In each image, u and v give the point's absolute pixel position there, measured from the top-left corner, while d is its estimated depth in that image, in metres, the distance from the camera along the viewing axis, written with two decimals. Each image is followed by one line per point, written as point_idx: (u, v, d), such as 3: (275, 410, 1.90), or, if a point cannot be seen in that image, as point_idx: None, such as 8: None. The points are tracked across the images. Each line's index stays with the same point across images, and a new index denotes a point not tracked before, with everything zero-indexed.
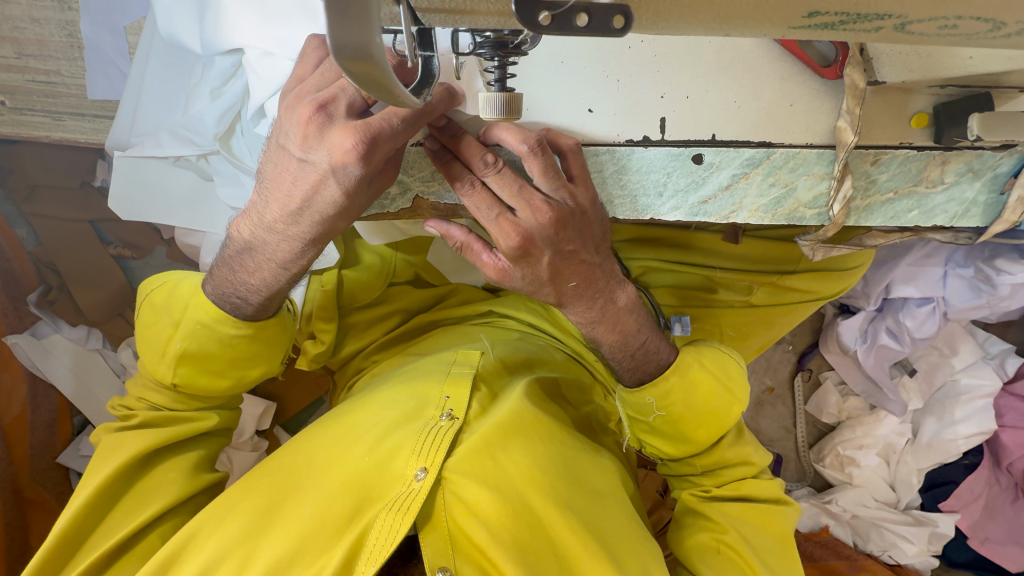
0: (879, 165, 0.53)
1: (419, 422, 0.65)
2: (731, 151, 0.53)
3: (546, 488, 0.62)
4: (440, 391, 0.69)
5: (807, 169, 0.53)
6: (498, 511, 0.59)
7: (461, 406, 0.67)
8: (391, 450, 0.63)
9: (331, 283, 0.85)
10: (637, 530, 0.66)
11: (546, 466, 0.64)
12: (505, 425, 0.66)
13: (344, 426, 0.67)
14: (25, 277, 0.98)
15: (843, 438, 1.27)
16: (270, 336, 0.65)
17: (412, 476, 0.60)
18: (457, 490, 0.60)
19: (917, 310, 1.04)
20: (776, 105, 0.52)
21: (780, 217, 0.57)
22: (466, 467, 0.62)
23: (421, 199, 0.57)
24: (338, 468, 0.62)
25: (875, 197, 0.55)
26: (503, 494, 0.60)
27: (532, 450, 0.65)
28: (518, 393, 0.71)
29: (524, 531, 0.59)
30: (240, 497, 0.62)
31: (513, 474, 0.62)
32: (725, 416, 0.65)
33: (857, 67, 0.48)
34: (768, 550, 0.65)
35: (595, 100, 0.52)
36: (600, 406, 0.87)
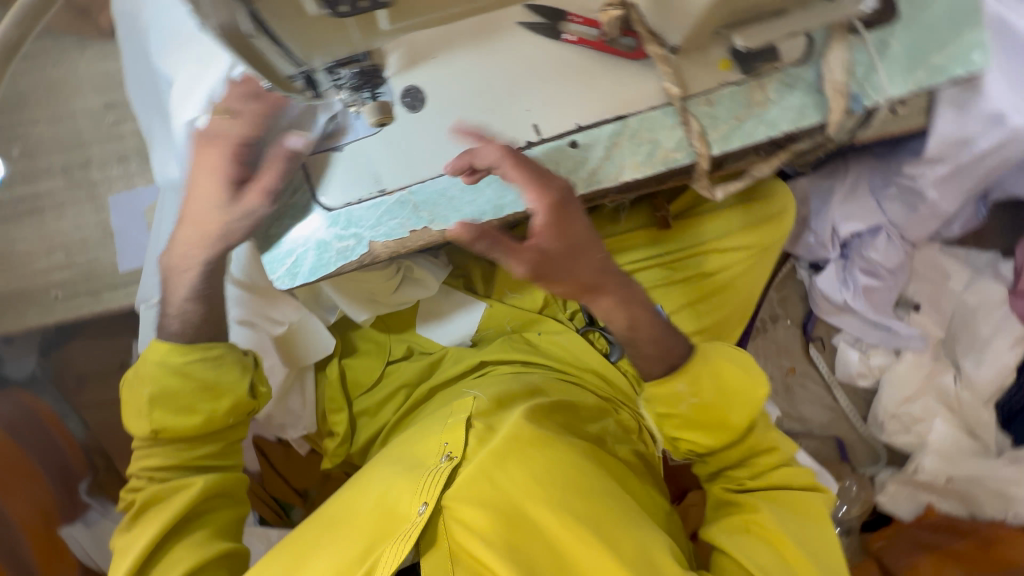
0: (714, 104, 0.68)
1: (425, 467, 0.74)
2: (595, 131, 0.68)
3: (537, 497, 0.71)
4: (441, 439, 0.77)
5: (660, 125, 0.68)
6: (493, 524, 0.68)
7: (458, 447, 0.75)
8: (398, 494, 0.71)
9: (335, 372, 0.98)
10: (628, 517, 0.72)
11: (542, 479, 0.72)
12: (502, 448, 0.74)
13: (358, 487, 0.76)
14: (77, 465, 1.09)
15: (887, 396, 1.21)
16: (229, 364, 0.72)
17: (415, 511, 0.68)
18: (456, 514, 0.69)
19: (874, 241, 1.09)
20: (612, 88, 0.68)
21: (659, 165, 0.68)
22: (464, 493, 0.70)
23: (374, 243, 0.68)
24: (352, 519, 0.71)
25: (724, 126, 0.68)
26: (494, 509, 0.69)
27: (528, 466, 0.73)
28: (519, 414, 0.79)
29: (512, 535, 0.68)
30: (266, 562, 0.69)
31: (510, 491, 0.71)
32: (754, 400, 0.74)
33: (653, 42, 0.65)
34: (797, 520, 0.73)
35: (481, 128, 0.68)
36: (614, 420, 0.93)
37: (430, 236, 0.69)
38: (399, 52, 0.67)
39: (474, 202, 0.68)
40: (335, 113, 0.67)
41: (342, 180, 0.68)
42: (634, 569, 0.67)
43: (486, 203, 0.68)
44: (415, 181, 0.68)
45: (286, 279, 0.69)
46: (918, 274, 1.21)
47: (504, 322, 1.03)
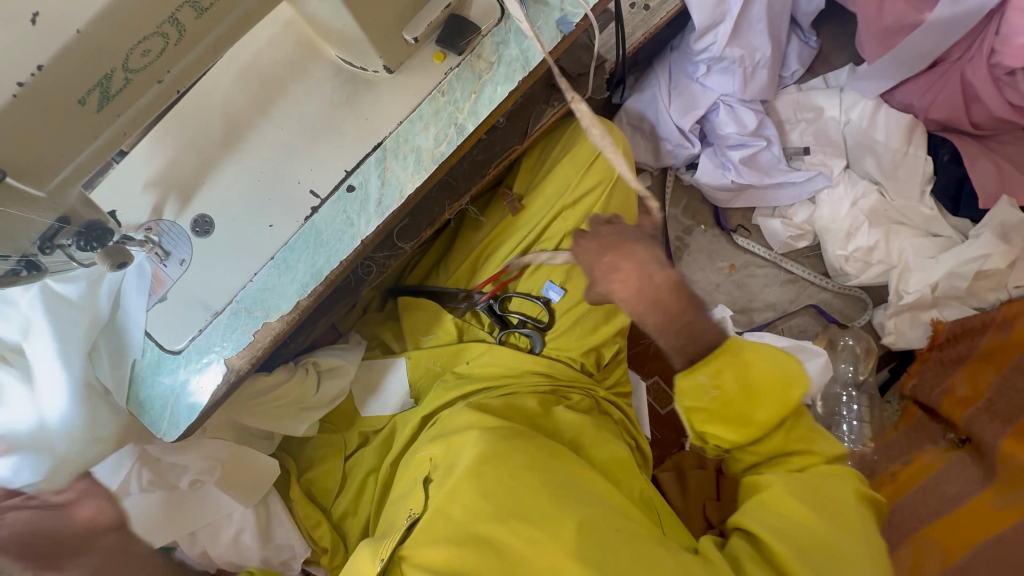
0: (449, 92, 0.73)
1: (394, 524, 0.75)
2: (363, 168, 0.73)
3: (492, 515, 0.69)
4: (407, 504, 0.78)
5: (414, 133, 0.73)
6: (453, 556, 0.66)
7: (418, 502, 0.77)
8: (363, 563, 0.71)
9: (299, 492, 0.97)
10: (580, 498, 0.70)
11: (491, 492, 0.70)
12: (450, 481, 0.73)
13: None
14: None
15: (830, 242, 1.17)
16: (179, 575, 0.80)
17: (378, 567, 0.68)
18: (415, 560, 0.68)
19: (720, 117, 1.11)
20: (359, 126, 0.73)
21: (431, 165, 0.72)
22: (423, 535, 0.70)
23: (230, 358, 0.72)
24: None
25: (468, 104, 0.72)
26: (451, 538, 0.68)
27: (481, 484, 0.71)
28: (469, 436, 0.78)
29: (476, 561, 0.66)
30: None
31: (462, 517, 0.70)
32: (790, 396, 0.68)
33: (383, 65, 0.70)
34: (823, 491, 0.65)
35: (269, 217, 0.73)
36: (565, 404, 0.93)
37: (271, 328, 0.72)
38: (171, 199, 0.72)
39: (293, 281, 0.72)
40: (147, 273, 0.73)
41: (178, 323, 0.73)
42: (585, 551, 0.64)
43: (303, 275, 0.72)
44: (238, 290, 0.73)
45: (172, 429, 0.72)
46: (789, 122, 1.20)
47: (432, 364, 1.04)
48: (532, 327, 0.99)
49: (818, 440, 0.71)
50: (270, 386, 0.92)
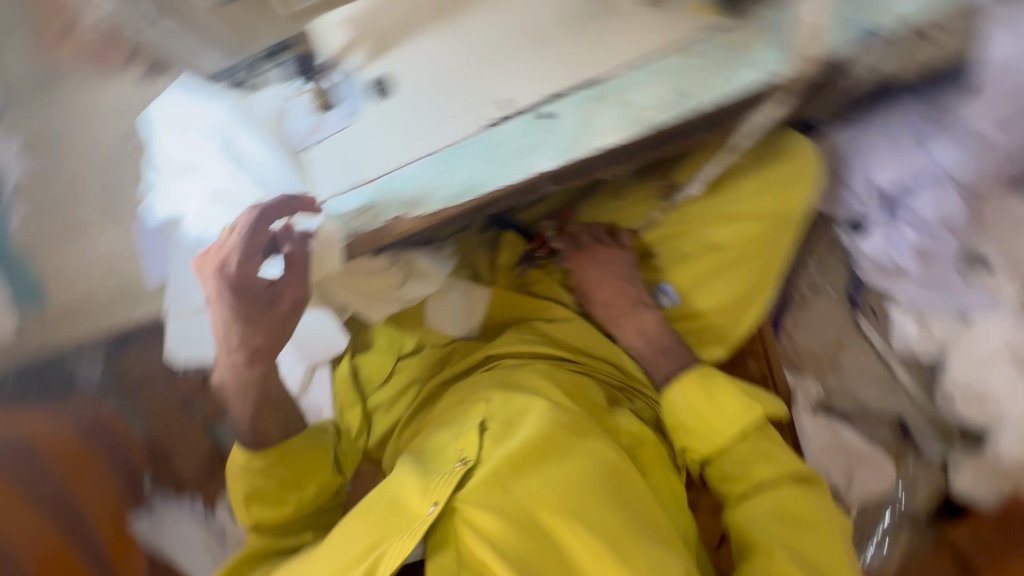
0: (694, 57, 0.64)
1: (434, 470, 0.66)
2: (568, 99, 0.65)
3: (563, 510, 0.60)
4: (453, 447, 0.70)
5: (636, 85, 0.64)
6: (517, 536, 0.57)
7: (472, 450, 0.67)
8: (405, 496, 0.63)
9: (346, 371, 1.00)
10: (646, 529, 0.62)
11: (560, 483, 0.63)
12: (513, 451, 0.65)
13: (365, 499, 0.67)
14: None
15: (953, 367, 1.02)
16: (309, 449, 0.85)
17: (425, 511, 0.60)
18: (467, 517, 0.59)
19: (921, 193, 0.91)
20: (585, 53, 0.66)
21: (638, 127, 0.63)
22: (477, 496, 0.61)
23: (357, 231, 0.70)
24: (354, 525, 0.63)
25: (710, 79, 0.63)
26: (509, 512, 0.59)
27: (558, 473, 0.64)
28: (536, 413, 0.71)
29: (537, 553, 0.57)
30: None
31: (523, 496, 0.61)
32: (739, 421, 0.83)
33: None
34: (785, 530, 0.73)
35: (452, 109, 0.68)
36: (627, 410, 0.88)
37: (406, 221, 0.68)
38: (367, 53, 0.74)
39: (448, 184, 0.66)
40: (322, 117, 0.72)
41: (329, 177, 0.72)
42: None
43: (461, 183, 0.66)
44: (392, 170, 0.69)
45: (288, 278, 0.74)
46: None
47: (513, 308, 1.03)
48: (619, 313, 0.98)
49: (774, 454, 0.81)
50: (360, 267, 0.87)
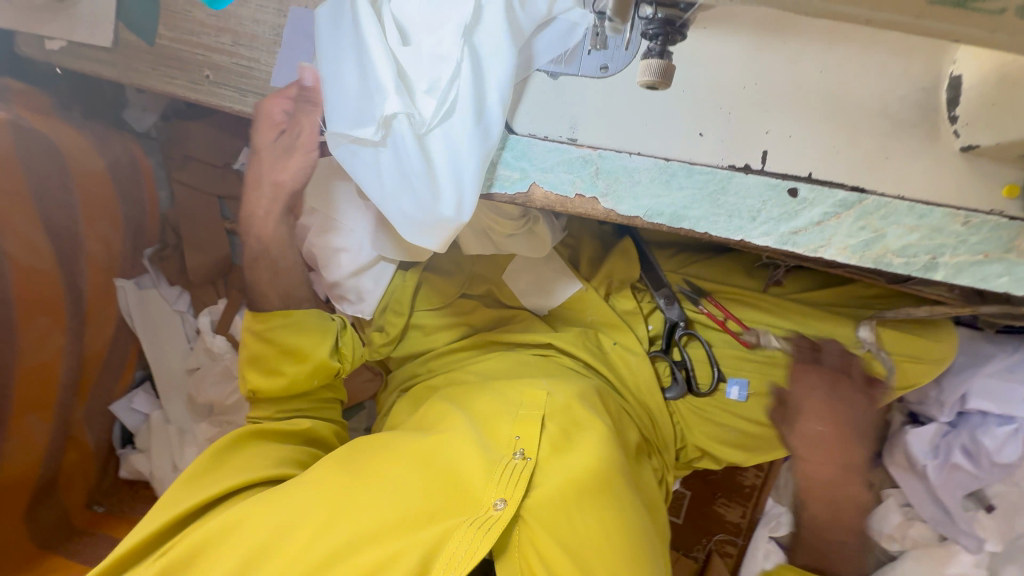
0: (969, 228, 0.57)
1: (496, 453, 0.64)
2: (826, 190, 0.58)
3: (616, 557, 0.60)
4: (509, 431, 0.66)
5: (897, 219, 0.58)
6: (573, 574, 0.58)
7: (532, 447, 0.64)
8: (470, 473, 0.62)
9: (412, 281, 0.92)
10: None
11: (621, 533, 0.61)
12: (580, 479, 0.62)
13: (423, 448, 0.65)
14: (150, 232, 1.19)
15: (907, 573, 1.10)
16: (309, 325, 0.87)
17: (490, 504, 0.59)
18: (531, 530, 0.60)
19: (996, 429, 0.96)
20: (871, 155, 0.58)
21: (868, 260, 0.59)
22: (541, 510, 0.60)
23: (536, 185, 0.63)
24: (415, 474, 0.63)
25: (964, 256, 0.58)
26: (570, 545, 0.59)
27: (615, 513, 0.62)
28: (594, 440, 0.66)
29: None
30: (289, 561, 0.58)
31: (583, 535, 0.60)
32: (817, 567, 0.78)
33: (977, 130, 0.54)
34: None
35: (706, 126, 0.60)
36: (649, 465, 0.86)
37: (592, 209, 0.63)
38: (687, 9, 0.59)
39: (657, 199, 0.61)
40: (568, 43, 0.64)
41: (538, 111, 0.63)
42: None
43: (669, 205, 0.61)
44: (609, 147, 0.61)
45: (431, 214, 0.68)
46: None
47: (588, 313, 0.94)
48: (684, 378, 0.90)
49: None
50: (500, 210, 0.83)
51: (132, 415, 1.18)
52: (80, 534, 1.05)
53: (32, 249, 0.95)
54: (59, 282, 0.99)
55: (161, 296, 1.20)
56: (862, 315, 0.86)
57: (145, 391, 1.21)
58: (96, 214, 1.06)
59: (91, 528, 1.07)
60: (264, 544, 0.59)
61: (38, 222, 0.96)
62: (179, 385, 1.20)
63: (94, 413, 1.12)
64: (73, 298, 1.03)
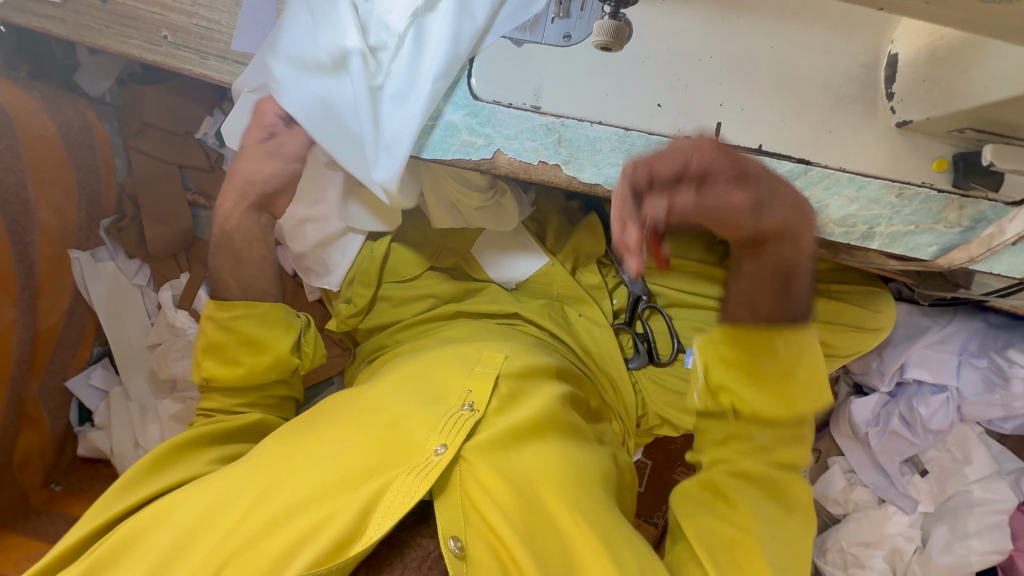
0: (903, 199, 0.61)
1: (440, 407, 0.65)
2: (774, 161, 0.61)
3: (559, 488, 0.63)
4: (462, 384, 0.68)
5: (838, 190, 0.61)
6: (521, 510, 0.60)
7: (482, 399, 0.66)
8: (412, 424, 0.63)
9: (381, 251, 0.93)
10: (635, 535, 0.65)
11: (565, 468, 0.65)
12: (521, 424, 0.66)
13: (366, 407, 0.66)
14: (107, 203, 1.15)
15: (847, 532, 1.16)
16: (271, 321, 0.81)
17: (431, 450, 0.60)
18: (476, 474, 0.61)
19: (931, 397, 1.04)
20: (816, 128, 0.61)
21: (812, 230, 0.62)
22: (486, 455, 0.62)
23: (500, 153, 0.64)
24: (355, 432, 0.63)
25: (897, 226, 0.62)
26: (517, 483, 0.62)
27: (558, 451, 0.66)
28: (544, 396, 0.70)
29: (536, 526, 0.60)
30: (229, 529, 0.58)
31: (529, 474, 0.63)
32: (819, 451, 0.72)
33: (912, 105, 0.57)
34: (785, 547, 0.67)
35: (664, 97, 0.62)
36: (611, 426, 0.90)
37: (556, 176, 0.64)
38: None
39: (617, 167, 0.63)
40: (531, 11, 0.65)
41: (502, 77, 0.64)
42: None
43: None
44: (572, 116, 0.63)
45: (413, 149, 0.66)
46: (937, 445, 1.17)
47: (554, 286, 0.96)
48: (645, 349, 0.93)
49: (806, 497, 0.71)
50: (467, 180, 0.82)
51: (89, 393, 1.15)
52: (37, 513, 1.02)
53: None
54: (8, 252, 0.95)
55: (118, 269, 1.16)
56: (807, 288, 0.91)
57: (104, 367, 1.18)
58: (47, 181, 1.02)
59: (49, 507, 1.04)
60: (203, 516, 0.59)
61: None
62: (143, 360, 1.18)
63: (50, 389, 1.09)
64: (24, 270, 0.99)
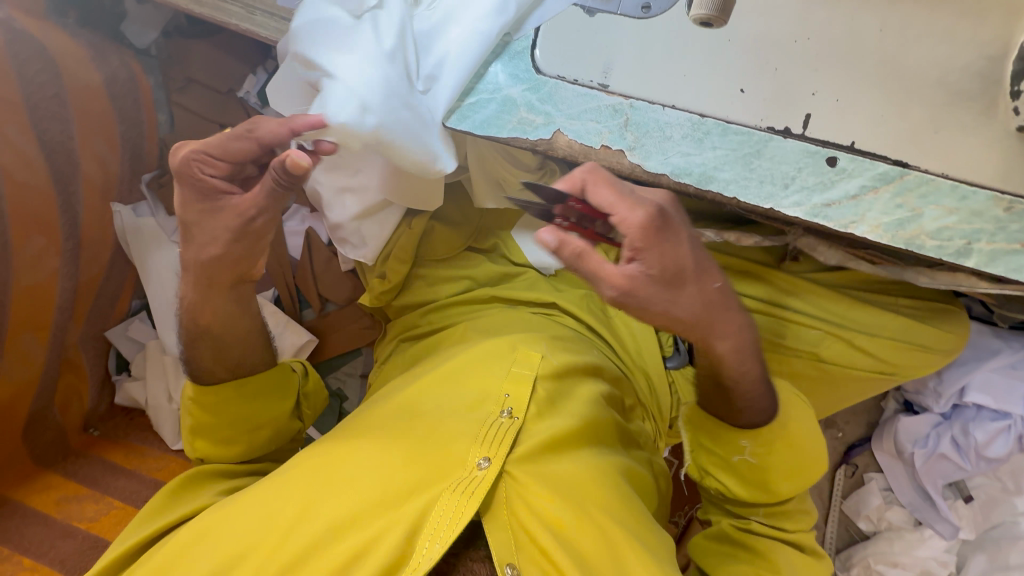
0: (1011, 214, 0.54)
1: (479, 414, 0.63)
2: (867, 162, 0.55)
3: (605, 501, 0.60)
4: (500, 387, 0.65)
5: (937, 199, 0.54)
6: (573, 523, 0.58)
7: (521, 406, 0.63)
8: (451, 434, 0.60)
9: (420, 227, 0.89)
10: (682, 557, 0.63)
11: (608, 480, 0.63)
12: (561, 433, 0.63)
13: (399, 411, 0.64)
14: (149, 158, 1.15)
15: (877, 549, 1.10)
16: (267, 392, 0.75)
17: (474, 464, 0.58)
18: (522, 489, 0.59)
19: (989, 423, 0.98)
20: (920, 127, 0.54)
21: (900, 241, 0.55)
22: (529, 467, 0.60)
23: (560, 133, 0.59)
24: (391, 443, 0.61)
25: (1000, 243, 0.54)
26: (565, 497, 0.59)
27: (595, 459, 0.64)
28: (581, 406, 0.67)
29: (590, 545, 0.58)
30: (270, 550, 0.56)
31: (574, 484, 0.61)
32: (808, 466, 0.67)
33: None
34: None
35: (748, 82, 0.56)
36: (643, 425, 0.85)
37: (618, 163, 0.59)
38: None
39: (687, 157, 0.57)
40: None
41: (569, 50, 0.60)
42: None
43: (698, 165, 0.57)
44: (642, 98, 0.58)
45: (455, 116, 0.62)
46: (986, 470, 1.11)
47: None
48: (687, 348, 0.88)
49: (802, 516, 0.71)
50: (518, 161, 0.80)
51: (127, 344, 1.18)
52: (76, 454, 1.06)
53: (27, 165, 0.90)
54: (54, 202, 0.96)
55: (158, 226, 1.16)
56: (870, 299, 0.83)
57: (142, 321, 1.20)
58: (92, 132, 1.02)
59: (87, 450, 1.07)
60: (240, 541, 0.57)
61: (32, 136, 0.91)
62: (174, 318, 1.17)
63: (89, 338, 1.12)
64: (69, 220, 1.00)
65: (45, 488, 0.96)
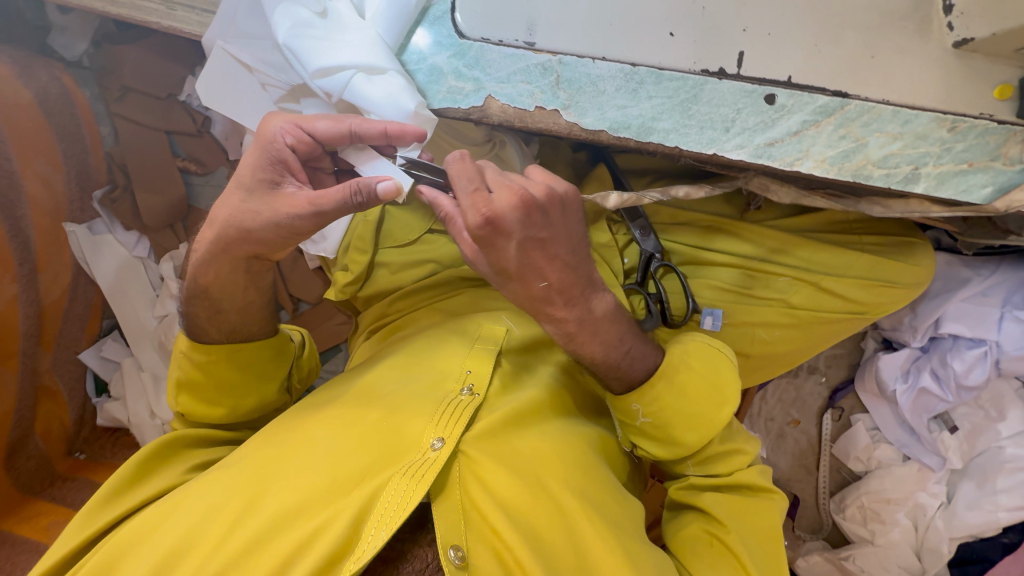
0: (955, 133, 0.53)
1: (437, 393, 0.62)
2: (805, 95, 0.53)
3: (564, 473, 0.60)
4: (461, 364, 0.65)
5: (880, 126, 0.53)
6: (527, 500, 0.58)
7: (482, 382, 0.63)
8: (408, 415, 0.60)
9: (374, 215, 0.88)
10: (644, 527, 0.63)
11: (568, 452, 0.62)
12: (522, 410, 0.63)
13: (359, 398, 0.63)
14: (98, 173, 1.11)
15: (869, 488, 1.12)
16: (263, 362, 0.72)
17: (428, 446, 0.57)
18: (478, 469, 0.58)
19: (967, 352, 0.97)
20: (856, 53, 0.53)
21: (846, 174, 0.54)
22: (485, 445, 0.59)
23: (492, 99, 0.57)
24: (348, 428, 0.60)
25: (947, 165, 0.53)
26: (521, 474, 0.59)
27: (557, 433, 0.63)
28: (543, 381, 0.67)
29: (545, 520, 0.57)
30: (210, 549, 0.54)
31: (531, 461, 0.60)
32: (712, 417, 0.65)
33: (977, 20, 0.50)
34: (756, 529, 0.66)
35: (678, 26, 0.55)
36: None
37: (554, 123, 0.57)
38: None
39: (623, 110, 0.55)
40: None
41: (492, 11, 0.58)
42: None
43: (636, 116, 0.55)
44: (571, 53, 0.56)
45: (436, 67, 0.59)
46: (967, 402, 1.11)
47: None
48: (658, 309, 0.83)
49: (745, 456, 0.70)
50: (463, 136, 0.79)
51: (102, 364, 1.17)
52: (62, 478, 1.05)
53: None
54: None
55: (118, 242, 1.14)
56: (834, 241, 0.82)
57: (115, 340, 1.19)
58: (31, 153, 0.98)
59: (73, 474, 1.06)
60: (185, 537, 0.55)
61: None
62: (149, 334, 1.17)
63: (63, 362, 1.10)
64: (19, 245, 0.97)
65: (32, 516, 0.95)
